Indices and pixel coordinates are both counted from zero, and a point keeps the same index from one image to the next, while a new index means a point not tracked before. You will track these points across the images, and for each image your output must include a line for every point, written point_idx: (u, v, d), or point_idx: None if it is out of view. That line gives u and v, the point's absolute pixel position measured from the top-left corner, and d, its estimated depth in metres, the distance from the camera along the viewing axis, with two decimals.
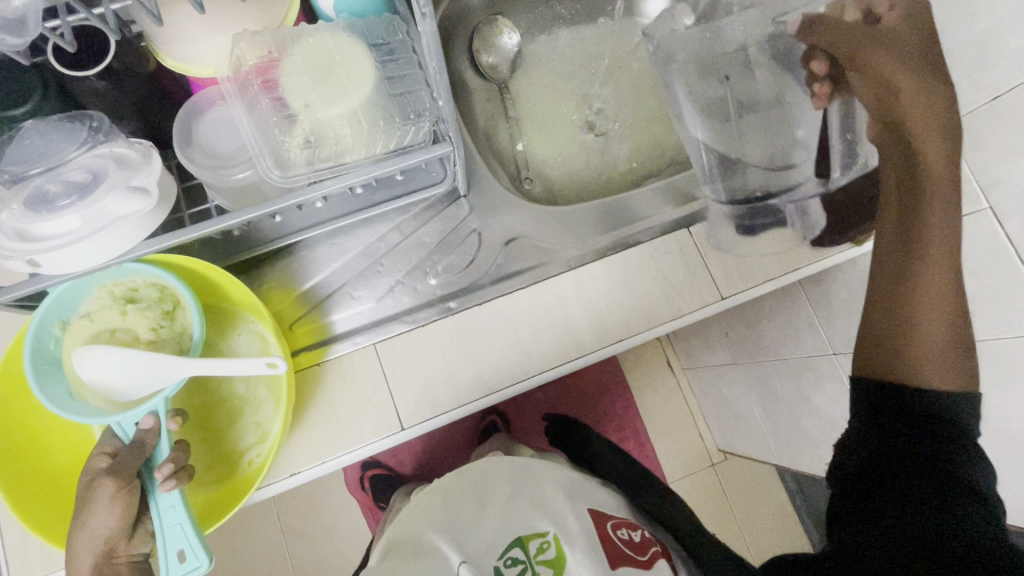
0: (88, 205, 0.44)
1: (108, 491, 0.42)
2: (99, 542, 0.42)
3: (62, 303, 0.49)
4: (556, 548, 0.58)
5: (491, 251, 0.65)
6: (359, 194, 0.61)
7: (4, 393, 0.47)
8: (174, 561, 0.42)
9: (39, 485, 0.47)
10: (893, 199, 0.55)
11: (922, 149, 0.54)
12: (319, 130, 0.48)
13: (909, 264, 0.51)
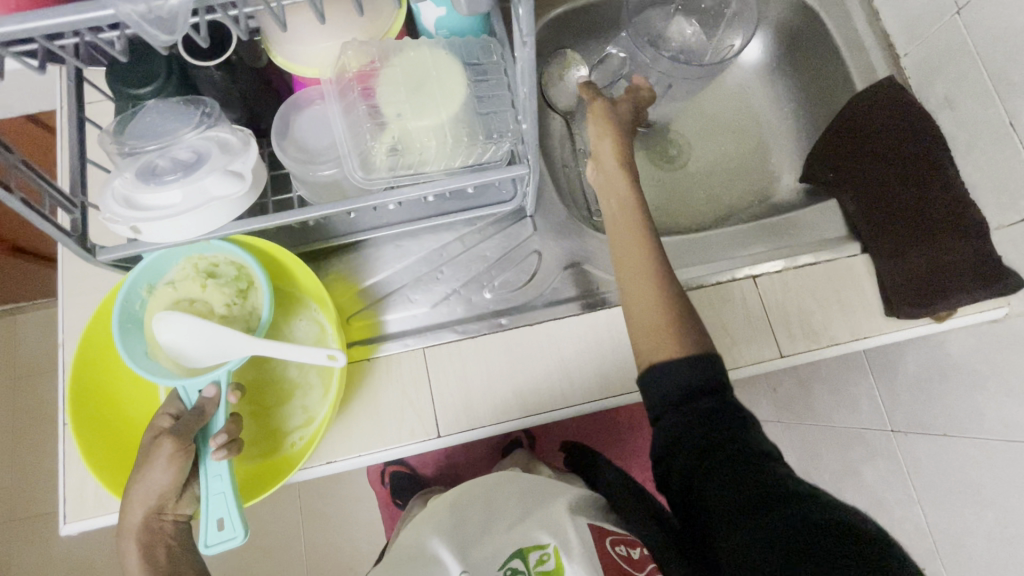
0: (190, 183, 0.49)
1: (168, 451, 0.44)
2: (151, 502, 0.45)
3: (152, 270, 0.54)
4: (556, 559, 0.53)
5: (548, 274, 0.66)
6: (432, 202, 0.64)
7: (91, 343, 0.52)
8: (215, 529, 0.44)
9: (106, 434, 0.51)
10: (628, 212, 0.55)
11: (617, 178, 0.57)
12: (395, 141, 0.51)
13: (648, 277, 0.52)
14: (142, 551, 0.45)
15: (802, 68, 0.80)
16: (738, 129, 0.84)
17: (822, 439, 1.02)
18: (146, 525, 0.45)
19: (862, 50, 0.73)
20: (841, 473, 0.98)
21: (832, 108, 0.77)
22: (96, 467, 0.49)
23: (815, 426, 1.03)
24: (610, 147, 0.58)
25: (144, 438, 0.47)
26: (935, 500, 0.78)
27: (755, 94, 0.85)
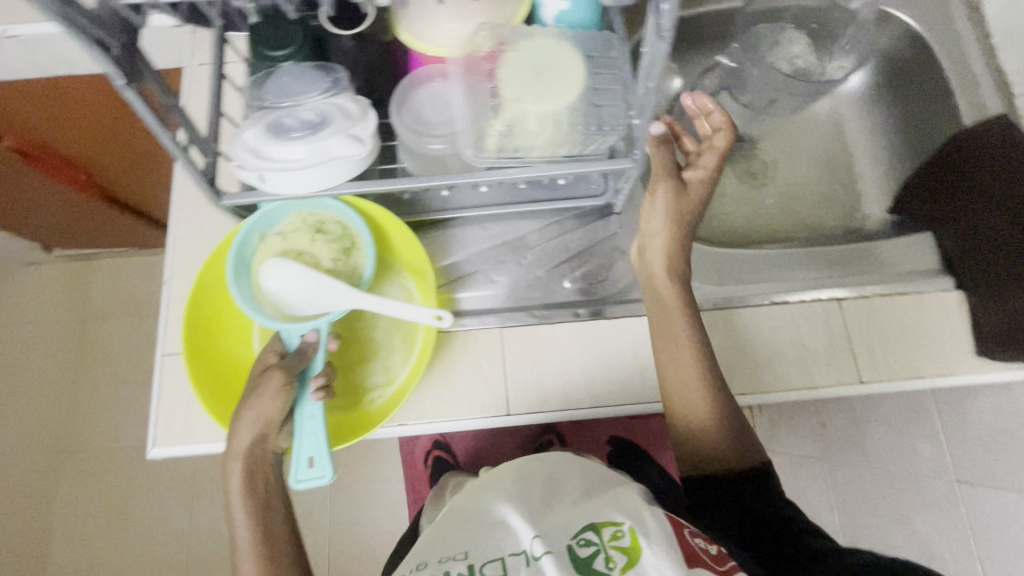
0: (317, 141, 0.52)
1: (276, 384, 0.47)
2: (260, 423, 0.47)
3: (266, 220, 0.57)
4: (633, 537, 0.50)
5: (629, 272, 0.66)
6: (522, 188, 0.66)
7: (205, 280, 0.56)
8: (305, 466, 0.47)
9: (211, 366, 0.55)
10: (685, 349, 0.57)
11: (674, 315, 0.58)
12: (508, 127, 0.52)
13: (700, 411, 0.57)
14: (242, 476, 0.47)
15: (906, 97, 0.79)
16: (829, 153, 0.83)
17: (873, 481, 0.98)
18: (253, 443, 0.47)
19: (975, 83, 0.70)
20: (891, 520, 0.94)
21: (932, 140, 0.75)
22: (200, 394, 0.52)
23: (867, 466, 0.99)
24: (664, 257, 0.60)
25: (252, 372, 0.50)
26: (999, 557, 0.75)
27: (850, 122, 0.84)
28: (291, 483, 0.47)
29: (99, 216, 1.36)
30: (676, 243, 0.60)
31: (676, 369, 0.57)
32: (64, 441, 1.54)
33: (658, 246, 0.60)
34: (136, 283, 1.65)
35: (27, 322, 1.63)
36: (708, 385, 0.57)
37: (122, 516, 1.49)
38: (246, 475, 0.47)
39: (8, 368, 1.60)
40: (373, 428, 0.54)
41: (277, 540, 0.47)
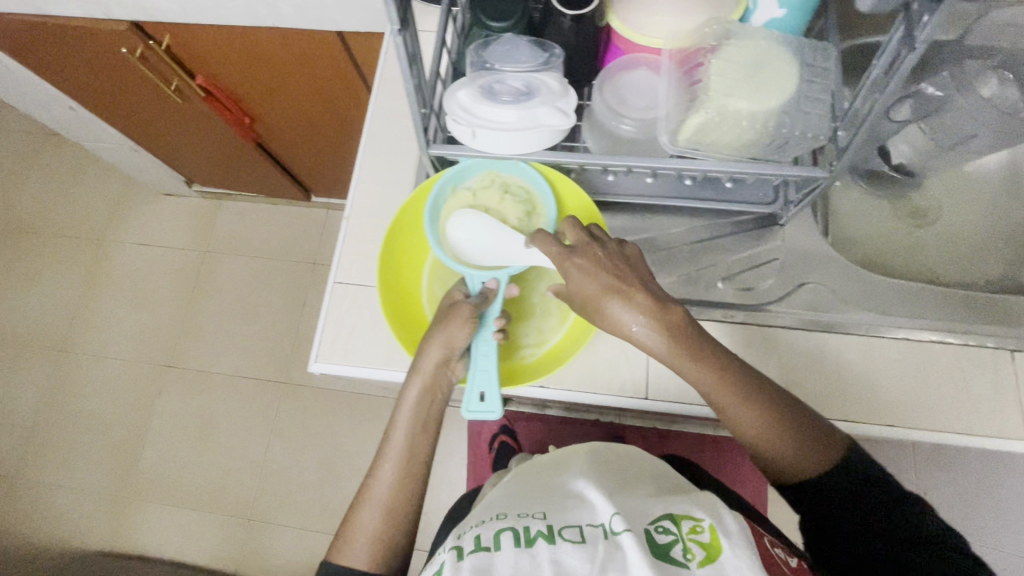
0: (528, 109, 0.56)
1: (463, 315, 0.51)
2: (447, 351, 0.51)
3: (461, 174, 0.62)
4: (713, 534, 0.48)
5: (783, 284, 0.67)
6: (688, 185, 0.68)
7: (403, 220, 0.62)
8: (477, 399, 0.51)
9: (394, 296, 0.60)
10: (730, 407, 0.50)
11: (688, 362, 0.49)
12: (708, 122, 0.55)
13: (779, 452, 0.50)
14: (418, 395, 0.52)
15: None
16: (1000, 207, 0.80)
17: None
18: (436, 372, 0.52)
19: None
20: None
21: None
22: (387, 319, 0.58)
23: None
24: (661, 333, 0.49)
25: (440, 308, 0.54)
26: None
27: None
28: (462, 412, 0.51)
29: (247, 161, 1.48)
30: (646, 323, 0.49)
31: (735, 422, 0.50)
32: (171, 356, 1.69)
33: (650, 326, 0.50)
34: (256, 227, 1.79)
35: (158, 244, 1.80)
36: (766, 427, 0.49)
37: (209, 433, 1.61)
38: (422, 399, 0.52)
39: (135, 280, 1.77)
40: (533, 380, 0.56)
41: (417, 456, 0.58)
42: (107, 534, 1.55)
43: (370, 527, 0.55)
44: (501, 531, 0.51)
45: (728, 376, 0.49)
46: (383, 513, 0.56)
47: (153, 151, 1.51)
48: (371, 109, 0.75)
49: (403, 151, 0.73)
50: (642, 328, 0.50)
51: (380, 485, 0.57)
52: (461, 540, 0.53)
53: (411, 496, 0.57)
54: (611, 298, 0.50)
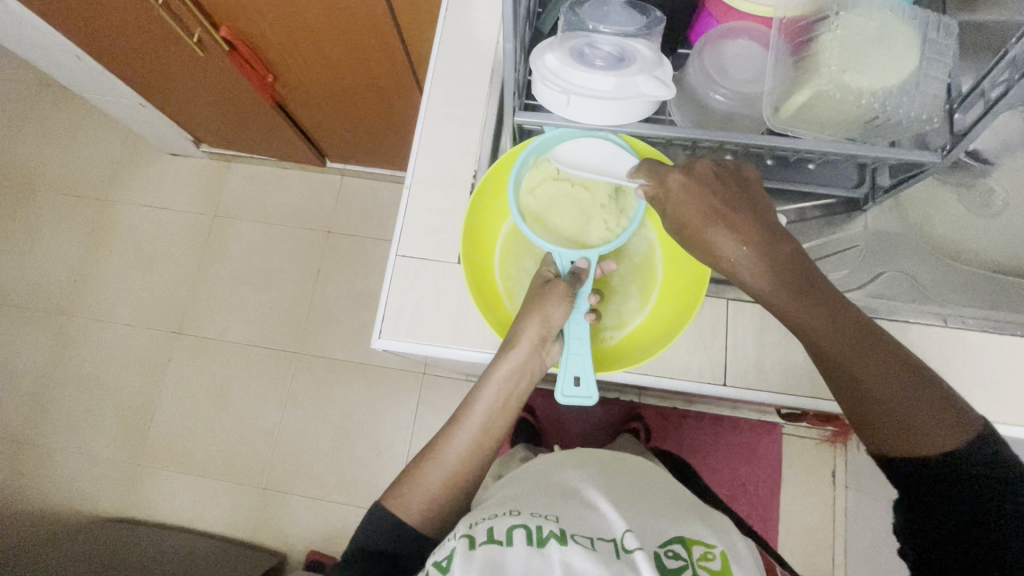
0: (625, 77, 0.52)
1: (560, 292, 0.49)
2: (542, 330, 0.49)
3: (545, 145, 0.60)
4: (723, 563, 0.48)
5: (862, 274, 0.68)
6: (768, 166, 0.66)
7: (483, 190, 0.59)
8: (572, 384, 0.49)
9: (474, 272, 0.59)
10: (838, 349, 0.45)
11: (793, 294, 0.46)
12: (819, 97, 0.52)
13: (912, 422, 0.44)
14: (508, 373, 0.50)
15: None
16: None
17: None
18: (530, 352, 0.50)
19: None
20: None
21: None
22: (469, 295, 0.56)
23: None
24: (756, 263, 0.47)
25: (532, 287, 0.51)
26: None
27: None
28: (556, 396, 0.50)
29: (264, 122, 1.40)
30: (754, 253, 0.47)
31: (859, 380, 0.45)
32: (181, 322, 1.64)
33: (749, 259, 0.47)
34: (268, 192, 1.72)
35: (164, 206, 1.72)
36: (898, 388, 0.44)
37: (221, 402, 1.58)
38: (509, 378, 0.51)
39: (141, 243, 1.70)
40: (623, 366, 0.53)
41: (492, 439, 0.54)
42: (117, 499, 1.52)
43: (429, 491, 0.54)
44: (513, 524, 0.48)
45: (852, 326, 0.46)
46: (442, 480, 0.54)
47: (163, 107, 1.42)
48: (431, 72, 0.71)
49: (468, 118, 0.69)
50: (750, 262, 0.47)
51: (444, 454, 0.54)
52: (468, 526, 0.49)
53: (475, 471, 0.54)
54: (713, 226, 0.48)
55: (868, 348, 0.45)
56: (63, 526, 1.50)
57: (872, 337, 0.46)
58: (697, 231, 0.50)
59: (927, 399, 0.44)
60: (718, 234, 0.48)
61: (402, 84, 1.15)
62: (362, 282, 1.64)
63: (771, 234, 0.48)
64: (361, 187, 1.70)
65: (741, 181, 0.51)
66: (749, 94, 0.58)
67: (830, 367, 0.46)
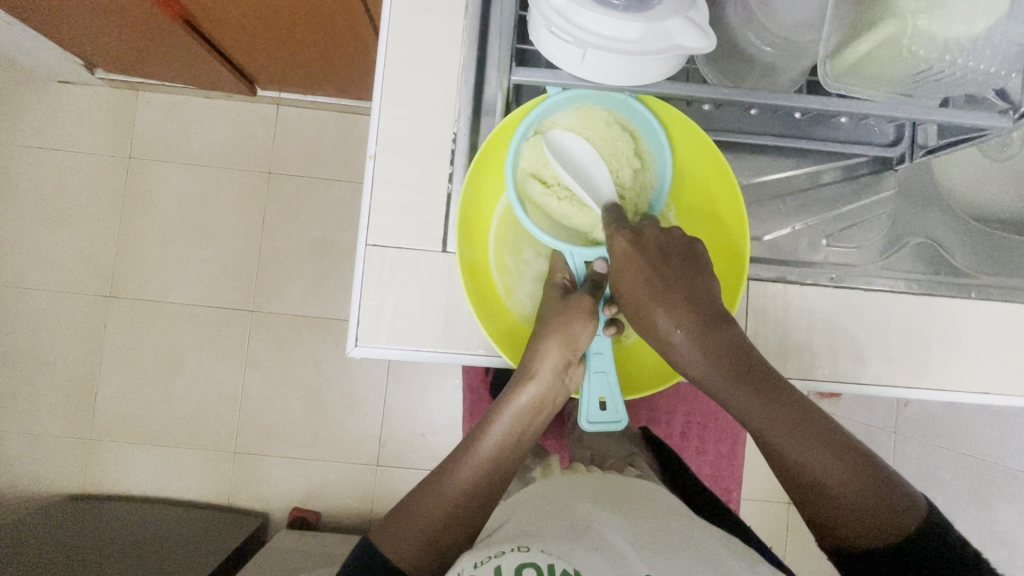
0: (653, 22, 0.40)
1: (585, 311, 0.51)
2: (565, 353, 0.51)
3: (544, 114, 0.51)
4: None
5: (887, 243, 0.63)
6: (796, 121, 0.61)
7: (476, 175, 0.52)
8: (598, 409, 0.50)
9: (475, 270, 0.53)
10: (781, 429, 0.46)
11: (727, 374, 0.47)
12: (888, 48, 0.42)
13: (860, 506, 0.44)
14: (534, 397, 0.52)
15: None
16: None
17: (956, 464, 1.02)
18: (553, 380, 0.52)
19: None
20: (969, 504, 1.00)
21: None
22: (474, 300, 0.52)
23: (958, 450, 1.02)
24: (688, 341, 0.49)
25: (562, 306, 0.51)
26: None
27: None
28: (581, 422, 0.50)
29: (174, 46, 1.15)
30: (690, 338, 0.49)
31: (806, 476, 0.45)
32: (111, 284, 1.45)
33: (680, 338, 0.49)
34: (192, 128, 1.47)
35: (65, 149, 1.45)
36: (848, 478, 0.44)
37: (174, 370, 1.45)
38: (528, 410, 0.52)
39: (44, 194, 1.45)
40: (643, 394, 0.52)
41: (502, 472, 0.51)
42: (73, 477, 1.42)
43: (426, 526, 0.47)
44: (522, 561, 0.40)
45: (800, 414, 0.46)
46: (442, 514, 0.48)
47: (37, 26, 1.13)
48: (388, 3, 0.56)
49: (444, 70, 0.56)
50: (687, 348, 0.49)
51: (449, 483, 0.49)
52: (469, 565, 0.42)
53: (478, 505, 0.49)
54: (653, 305, 0.50)
55: (820, 445, 0.45)
56: (19, 510, 1.39)
57: (825, 434, 0.46)
58: (640, 304, 0.51)
59: (871, 481, 0.44)
60: (658, 312, 0.50)
61: (343, 0, 0.94)
62: (315, 229, 1.47)
63: (708, 323, 0.49)
64: (301, 118, 1.48)
65: (682, 254, 0.52)
66: (797, 42, 0.49)
67: (776, 448, 0.46)
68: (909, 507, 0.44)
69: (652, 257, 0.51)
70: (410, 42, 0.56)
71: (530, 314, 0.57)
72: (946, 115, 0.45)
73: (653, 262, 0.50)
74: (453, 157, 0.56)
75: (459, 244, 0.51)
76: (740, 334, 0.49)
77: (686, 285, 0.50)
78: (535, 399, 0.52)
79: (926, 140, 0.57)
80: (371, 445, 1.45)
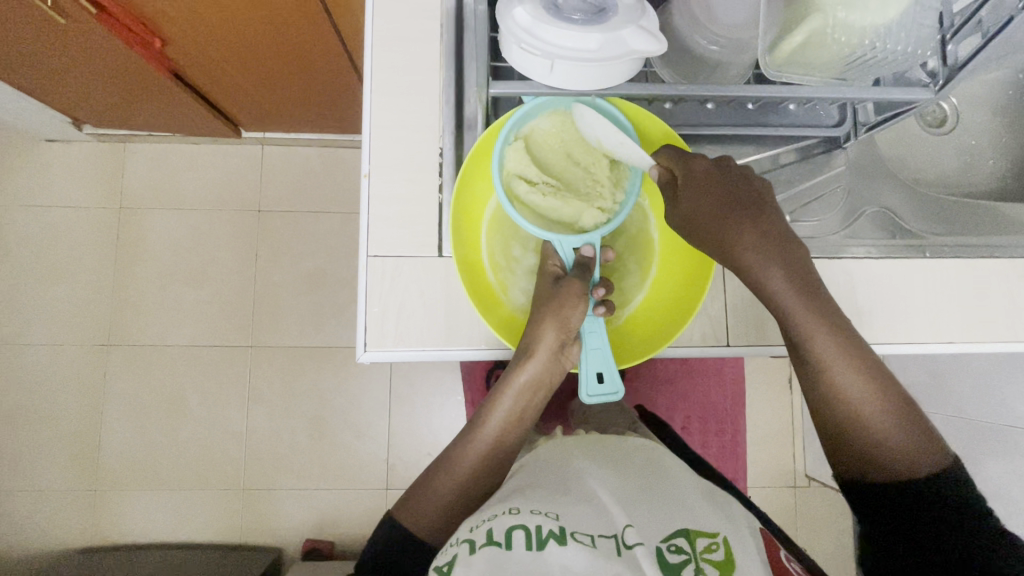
0: (610, 31, 0.45)
1: (576, 291, 0.54)
2: (560, 334, 0.55)
3: (522, 117, 0.56)
4: (728, 553, 0.42)
5: (846, 214, 0.68)
6: (749, 111, 0.65)
7: (466, 181, 0.57)
8: (596, 382, 0.54)
9: (471, 268, 0.57)
10: (833, 351, 0.52)
11: (802, 295, 0.52)
12: (815, 39, 0.48)
13: (881, 423, 0.52)
14: (535, 376, 0.55)
15: None
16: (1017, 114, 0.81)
17: (944, 428, 1.06)
18: (549, 360, 0.56)
19: None
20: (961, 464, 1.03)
21: None
22: (472, 295, 0.56)
23: (943, 413, 1.07)
24: (775, 263, 0.52)
25: (556, 293, 0.55)
26: None
27: None
28: (582, 396, 0.54)
29: (161, 97, 1.20)
30: (774, 253, 0.52)
31: (838, 386, 0.53)
32: (108, 333, 1.47)
33: (767, 263, 0.52)
34: (181, 174, 1.51)
35: (56, 205, 1.49)
36: (871, 401, 0.52)
37: (178, 413, 1.46)
38: (528, 388, 0.56)
39: (38, 250, 1.47)
40: (631, 364, 0.57)
41: (507, 448, 0.55)
42: (81, 530, 1.41)
43: (442, 500, 0.53)
44: (512, 524, 0.43)
45: (843, 339, 0.53)
46: (455, 491, 0.53)
47: (26, 88, 1.17)
48: (369, 37, 0.61)
49: (426, 91, 0.61)
50: (767, 259, 0.52)
51: (457, 464, 0.54)
52: (465, 530, 0.44)
53: (488, 479, 0.54)
54: (741, 229, 0.52)
55: (851, 355, 0.53)
56: (27, 568, 1.38)
57: (857, 346, 0.53)
58: (728, 230, 0.53)
59: (887, 405, 0.52)
60: (744, 237, 0.53)
61: (323, 39, 1.00)
62: (308, 261, 1.51)
63: (786, 241, 0.53)
64: (286, 155, 1.53)
65: (750, 183, 0.55)
66: (738, 40, 0.55)
67: (826, 366, 0.53)
68: (910, 420, 0.53)
69: (731, 188, 0.54)
70: (391, 68, 0.61)
71: (524, 305, 0.61)
72: (875, 92, 0.50)
73: (730, 192, 0.54)
74: (440, 169, 0.60)
75: (455, 249, 0.55)
76: (808, 255, 0.54)
77: (763, 210, 0.54)
78: (533, 378, 0.55)
79: (867, 117, 0.63)
80: (379, 470, 1.46)
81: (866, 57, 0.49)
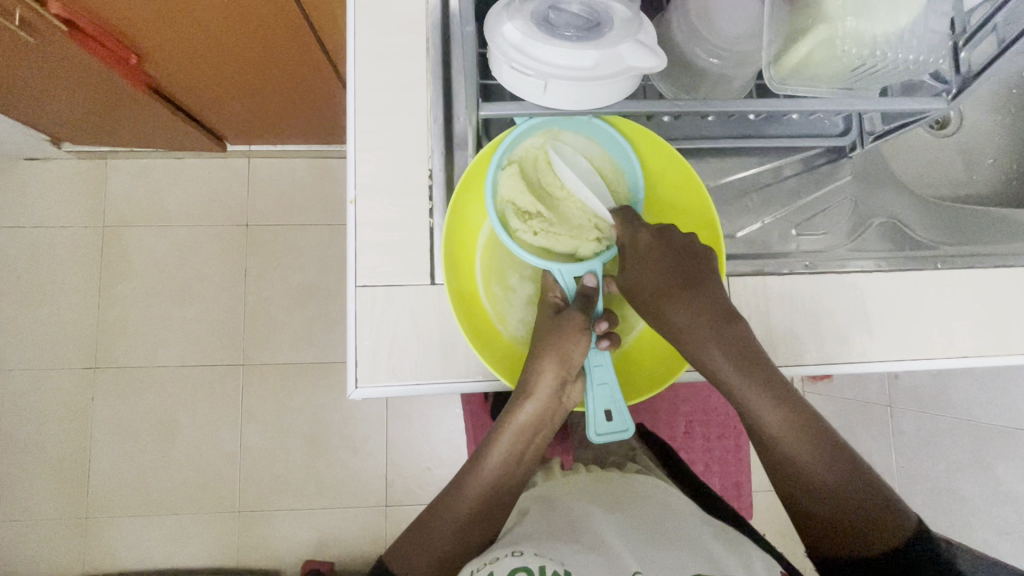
0: (607, 46, 0.43)
1: (577, 324, 0.52)
2: (562, 371, 0.53)
3: (513, 143, 0.54)
4: None
5: (853, 225, 0.66)
6: (752, 122, 0.64)
7: (457, 209, 0.54)
8: (604, 420, 0.51)
9: (468, 300, 0.55)
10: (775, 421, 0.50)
11: (740, 366, 0.51)
12: (822, 49, 0.45)
13: (840, 495, 0.48)
14: (537, 413, 0.53)
15: None
16: None
17: (950, 430, 1.04)
18: (551, 399, 0.54)
19: None
20: (970, 468, 1.01)
21: None
22: (471, 330, 0.53)
23: (947, 415, 1.05)
24: (710, 335, 0.51)
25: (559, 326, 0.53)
26: None
27: None
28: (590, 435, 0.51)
29: (141, 113, 1.16)
30: (706, 325, 0.52)
31: (787, 458, 0.50)
32: (94, 355, 1.43)
33: (700, 334, 0.52)
34: (164, 190, 1.48)
35: (36, 225, 1.44)
36: (825, 473, 0.49)
37: (168, 436, 1.42)
38: (529, 427, 0.54)
39: (19, 272, 1.43)
40: (641, 399, 0.54)
41: (508, 489, 0.53)
42: (71, 559, 1.37)
43: (437, 548, 0.49)
44: (515, 566, 0.41)
45: (790, 410, 0.50)
46: (454, 537, 0.49)
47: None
48: (352, 54, 0.58)
49: (413, 110, 0.58)
50: (701, 334, 0.52)
51: (454, 507, 0.51)
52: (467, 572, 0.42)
53: (487, 523, 0.51)
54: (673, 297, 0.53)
55: (803, 437, 0.50)
56: None
57: (812, 427, 0.50)
58: (664, 300, 0.53)
59: (845, 476, 0.49)
60: (680, 307, 0.53)
61: (305, 50, 0.97)
62: (298, 276, 1.47)
63: (723, 314, 0.52)
64: (271, 167, 1.49)
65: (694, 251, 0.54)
66: (741, 51, 0.53)
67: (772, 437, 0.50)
68: (877, 490, 0.48)
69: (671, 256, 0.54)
70: (376, 86, 0.58)
71: (524, 336, 0.59)
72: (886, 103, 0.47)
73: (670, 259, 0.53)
74: (431, 192, 0.57)
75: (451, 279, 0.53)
76: (749, 327, 0.52)
77: (702, 280, 0.53)
78: (534, 416, 0.53)
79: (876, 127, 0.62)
80: (378, 486, 1.43)
81: (875, 67, 0.46)
